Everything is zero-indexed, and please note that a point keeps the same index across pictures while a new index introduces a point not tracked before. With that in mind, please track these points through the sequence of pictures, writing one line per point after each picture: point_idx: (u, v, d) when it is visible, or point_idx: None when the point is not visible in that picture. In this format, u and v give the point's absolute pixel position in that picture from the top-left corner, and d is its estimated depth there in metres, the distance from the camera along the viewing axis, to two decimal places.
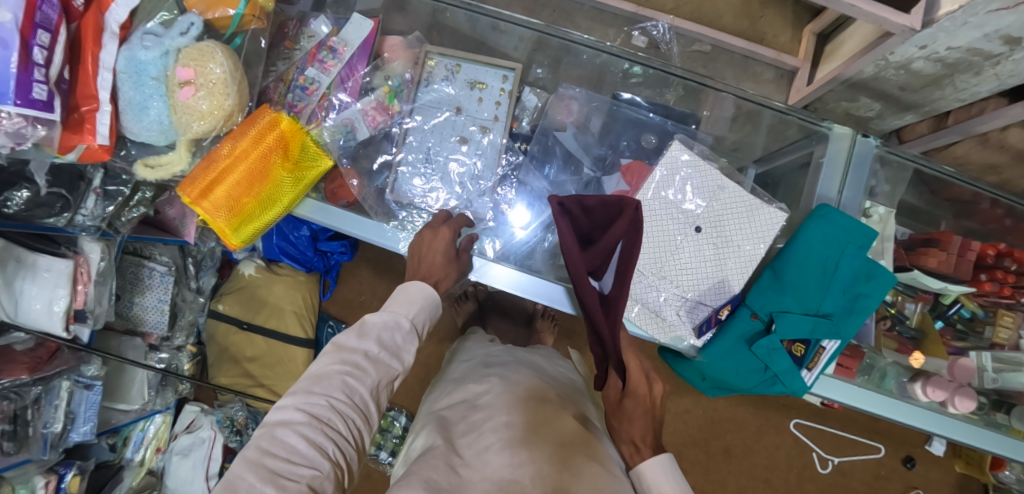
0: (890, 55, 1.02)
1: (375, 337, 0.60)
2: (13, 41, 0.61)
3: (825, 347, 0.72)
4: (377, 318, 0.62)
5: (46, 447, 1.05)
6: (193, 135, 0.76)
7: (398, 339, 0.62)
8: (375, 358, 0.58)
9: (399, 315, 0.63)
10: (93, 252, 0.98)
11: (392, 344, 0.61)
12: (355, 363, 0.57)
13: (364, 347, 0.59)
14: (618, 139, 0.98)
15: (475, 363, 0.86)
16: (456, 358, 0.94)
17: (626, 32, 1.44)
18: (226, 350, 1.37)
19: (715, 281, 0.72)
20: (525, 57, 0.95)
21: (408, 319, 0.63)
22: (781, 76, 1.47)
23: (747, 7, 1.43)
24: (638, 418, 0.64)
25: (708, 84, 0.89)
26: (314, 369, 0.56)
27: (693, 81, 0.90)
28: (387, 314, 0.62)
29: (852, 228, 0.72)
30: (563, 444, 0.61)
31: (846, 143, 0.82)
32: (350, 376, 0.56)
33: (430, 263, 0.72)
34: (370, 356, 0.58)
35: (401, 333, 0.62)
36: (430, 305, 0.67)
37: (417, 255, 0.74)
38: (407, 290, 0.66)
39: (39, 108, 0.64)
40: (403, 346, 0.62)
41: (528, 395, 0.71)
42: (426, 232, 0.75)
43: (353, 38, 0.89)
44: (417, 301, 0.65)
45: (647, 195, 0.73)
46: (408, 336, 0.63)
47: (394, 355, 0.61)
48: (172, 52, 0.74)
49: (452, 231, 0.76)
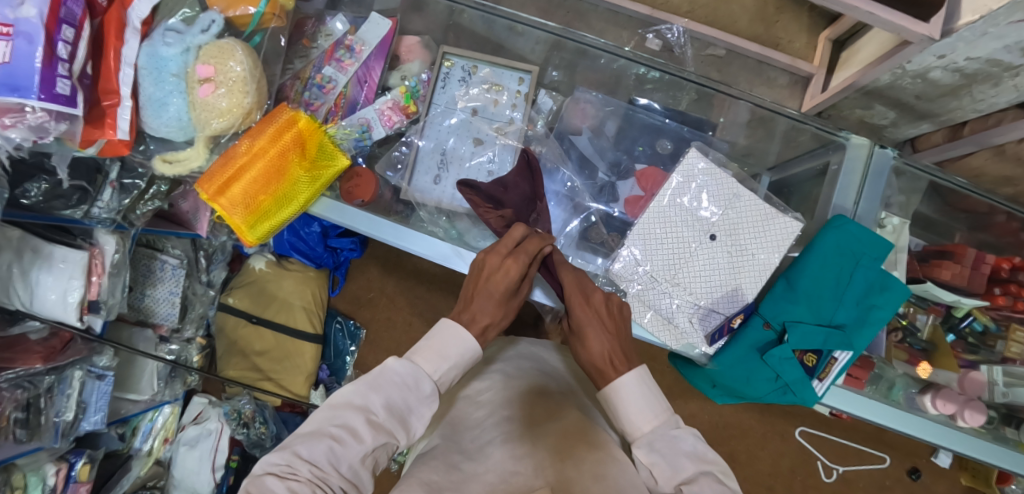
0: (907, 63, 1.01)
1: (384, 394, 0.55)
2: (37, 36, 0.62)
3: (837, 359, 0.71)
4: (398, 368, 0.57)
5: (58, 436, 1.05)
6: (211, 132, 0.77)
7: (409, 401, 0.56)
8: (376, 424, 0.54)
9: (421, 374, 0.57)
10: (108, 244, 1.00)
11: (401, 406, 0.56)
12: (351, 427, 0.53)
13: (370, 405, 0.55)
14: (632, 144, 0.96)
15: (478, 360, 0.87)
16: None
17: (640, 34, 1.44)
18: (235, 343, 1.38)
19: (728, 289, 0.71)
20: (541, 59, 0.95)
21: (430, 381, 0.57)
22: (795, 82, 1.46)
23: (763, 11, 1.43)
24: (593, 336, 0.63)
25: (721, 90, 0.88)
26: (309, 425, 0.54)
27: (706, 87, 0.90)
28: (409, 369, 0.57)
29: (868, 240, 0.71)
30: (564, 433, 0.61)
31: (863, 159, 0.79)
32: (339, 443, 0.52)
33: (482, 302, 0.62)
34: (370, 421, 0.54)
35: (416, 395, 0.57)
36: (465, 362, 0.59)
37: (474, 284, 0.64)
38: (449, 332, 0.59)
39: (62, 103, 0.65)
40: (414, 409, 0.57)
41: (530, 391, 0.71)
42: (492, 257, 0.64)
43: (372, 38, 0.92)
44: (449, 357, 0.58)
45: (663, 202, 0.73)
46: (425, 398, 0.57)
47: (400, 423, 0.56)
48: (192, 48, 0.75)
49: (520, 267, 0.63)
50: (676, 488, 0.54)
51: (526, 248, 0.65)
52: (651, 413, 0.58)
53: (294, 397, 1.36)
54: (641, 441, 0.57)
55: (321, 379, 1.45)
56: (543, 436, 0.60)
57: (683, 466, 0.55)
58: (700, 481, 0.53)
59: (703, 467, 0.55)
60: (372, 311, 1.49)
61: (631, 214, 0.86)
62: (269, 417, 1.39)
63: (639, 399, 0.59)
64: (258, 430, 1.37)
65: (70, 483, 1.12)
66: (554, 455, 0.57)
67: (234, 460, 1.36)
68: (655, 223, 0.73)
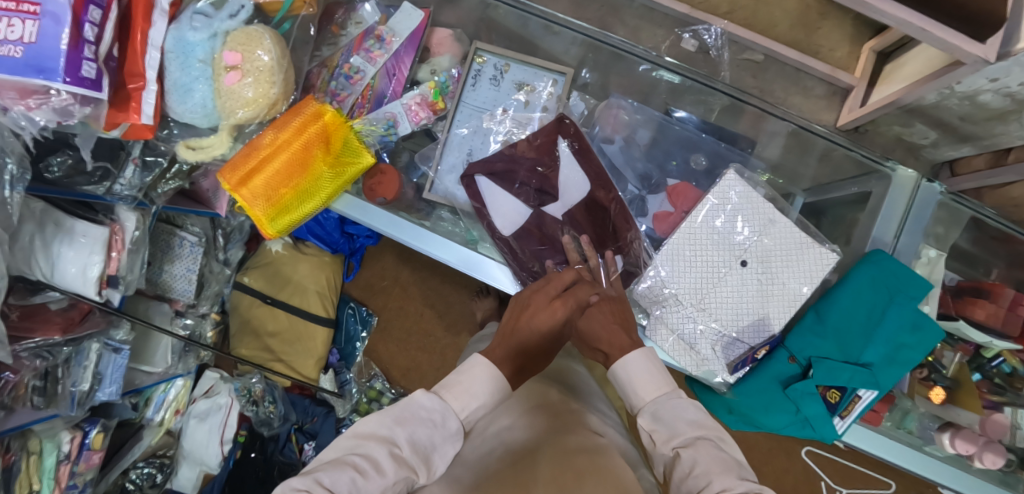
0: (956, 84, 0.97)
1: (410, 427, 0.49)
2: (63, 16, 0.60)
3: (862, 397, 0.69)
4: (426, 402, 0.51)
5: (74, 405, 1.07)
6: (236, 121, 0.76)
7: (434, 437, 0.50)
8: (398, 458, 0.48)
9: (449, 410, 0.51)
10: (128, 221, 0.99)
11: (426, 444, 0.50)
12: (374, 459, 0.46)
13: (394, 437, 0.49)
14: (666, 158, 0.90)
15: None
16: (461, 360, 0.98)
17: (676, 33, 1.39)
18: (249, 322, 1.39)
19: (755, 318, 0.69)
20: (576, 61, 0.92)
21: (458, 419, 0.52)
22: (834, 93, 1.41)
23: (806, 17, 1.36)
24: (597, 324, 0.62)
25: (747, 100, 0.88)
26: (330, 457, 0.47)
27: (733, 96, 0.88)
28: (436, 401, 0.52)
29: (906, 277, 0.69)
30: (569, 434, 0.61)
31: (908, 193, 0.75)
32: (360, 476, 0.45)
33: (521, 339, 0.59)
34: (394, 454, 0.48)
35: (441, 433, 0.51)
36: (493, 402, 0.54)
37: (514, 320, 0.61)
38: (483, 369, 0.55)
39: (87, 87, 0.63)
40: (438, 448, 0.50)
41: (532, 402, 0.71)
42: (538, 297, 0.62)
43: (402, 29, 0.90)
44: (479, 396, 0.53)
45: (695, 222, 0.70)
46: (450, 437, 0.51)
47: (423, 461, 0.49)
48: (220, 34, 0.74)
49: (567, 310, 0.61)
50: (674, 452, 0.49)
51: (573, 292, 0.64)
52: (655, 384, 0.55)
53: (303, 379, 1.37)
54: (645, 410, 0.53)
55: (332, 363, 1.46)
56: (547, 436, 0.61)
57: (681, 430, 0.49)
58: (698, 444, 0.47)
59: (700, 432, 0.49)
60: (386, 299, 1.49)
61: (662, 232, 0.80)
62: (279, 397, 1.40)
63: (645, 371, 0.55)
64: (266, 409, 1.39)
65: (83, 451, 1.13)
66: (568, 449, 0.56)
67: (241, 435, 1.39)
68: (683, 244, 0.70)
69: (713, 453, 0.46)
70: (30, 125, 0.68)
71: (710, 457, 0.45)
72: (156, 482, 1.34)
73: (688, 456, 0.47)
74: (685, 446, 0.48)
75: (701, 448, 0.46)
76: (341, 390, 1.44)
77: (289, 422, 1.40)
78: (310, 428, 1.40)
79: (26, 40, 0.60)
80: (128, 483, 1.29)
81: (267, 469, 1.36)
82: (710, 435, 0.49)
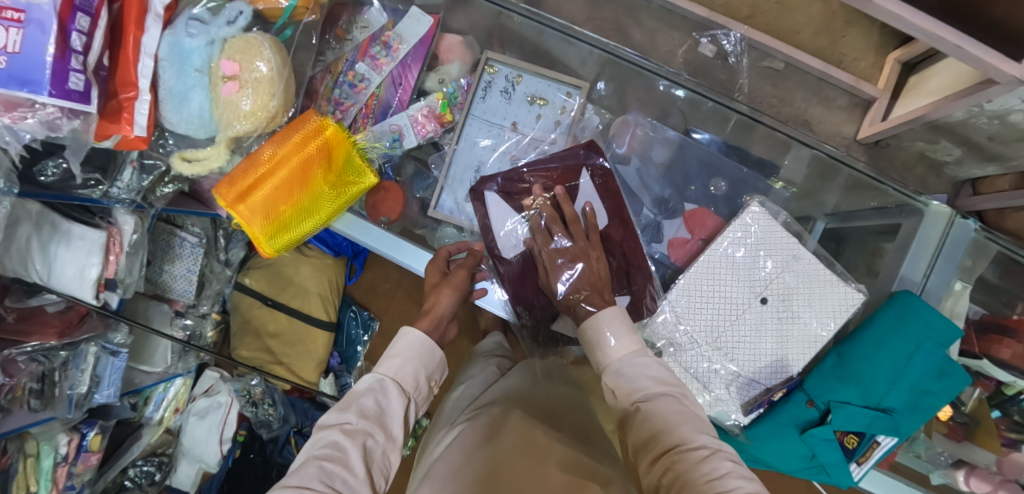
0: (986, 103, 0.94)
1: (355, 407, 0.59)
2: (49, 25, 0.57)
3: (880, 442, 0.67)
4: (362, 386, 0.62)
5: (70, 407, 1.04)
6: (234, 133, 0.72)
7: (381, 403, 0.60)
8: (351, 432, 0.56)
9: (383, 378, 0.63)
10: (127, 224, 0.96)
11: (375, 411, 0.59)
12: (335, 442, 0.54)
13: (346, 420, 0.57)
14: (685, 181, 0.86)
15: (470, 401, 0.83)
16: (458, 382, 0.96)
17: (694, 38, 1.31)
18: (249, 322, 1.36)
19: (773, 359, 0.67)
20: (593, 75, 0.87)
21: (393, 381, 0.63)
22: (856, 104, 1.33)
23: (828, 24, 1.29)
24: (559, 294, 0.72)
25: (761, 120, 0.82)
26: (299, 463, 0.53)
27: (744, 115, 0.83)
28: (372, 379, 0.63)
29: (938, 323, 0.65)
30: (563, 465, 0.60)
31: (941, 228, 0.74)
32: (326, 459, 0.52)
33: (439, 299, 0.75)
34: (347, 430, 0.56)
35: (388, 399, 0.61)
36: (419, 355, 0.66)
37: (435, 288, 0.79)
38: (408, 338, 0.67)
39: (75, 100, 0.60)
40: (389, 411, 0.60)
41: (518, 435, 0.66)
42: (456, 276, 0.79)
43: (410, 35, 0.86)
44: (405, 358, 0.65)
45: (715, 256, 0.67)
46: (397, 399, 0.62)
47: (378, 423, 0.58)
48: (217, 41, 0.70)
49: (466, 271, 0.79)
50: (635, 405, 0.58)
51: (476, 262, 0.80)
52: (624, 343, 0.63)
53: (303, 383, 1.34)
54: (610, 367, 0.62)
55: (332, 366, 1.44)
56: (541, 461, 0.60)
57: (644, 385, 0.59)
58: (658, 399, 0.57)
59: (664, 388, 0.58)
60: (387, 302, 1.48)
61: (677, 259, 0.77)
62: (278, 400, 1.38)
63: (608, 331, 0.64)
64: (265, 411, 1.37)
65: (82, 451, 1.13)
66: (568, 485, 0.55)
67: (240, 435, 1.38)
68: (701, 278, 0.67)
69: (674, 407, 0.57)
70: (15, 140, 0.66)
71: (670, 411, 0.56)
72: (156, 480, 1.34)
73: (649, 410, 0.56)
74: (646, 400, 0.58)
75: (662, 403, 0.57)
76: (340, 393, 1.42)
77: (289, 424, 1.38)
78: (309, 432, 1.38)
79: (9, 50, 0.57)
80: (127, 480, 1.29)
81: (265, 470, 1.36)
82: (672, 390, 0.59)
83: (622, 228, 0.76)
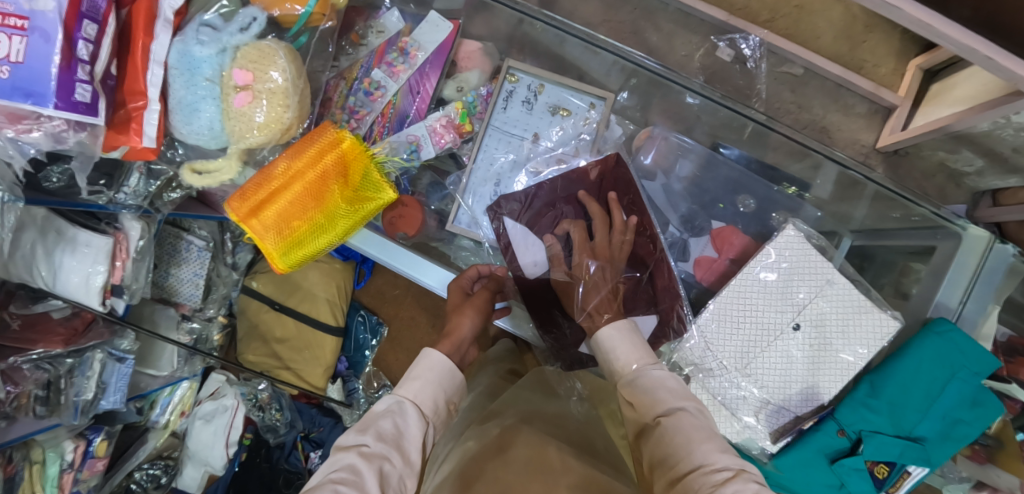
0: (1013, 114, 0.89)
1: (372, 429, 0.56)
2: (53, 34, 0.54)
3: (911, 473, 0.66)
4: (380, 407, 0.59)
5: (77, 413, 0.99)
6: (246, 145, 0.70)
7: (399, 425, 0.58)
8: (369, 455, 0.53)
9: (403, 400, 0.60)
10: (133, 230, 0.91)
11: (393, 433, 0.56)
12: (352, 465, 0.51)
13: (363, 441, 0.54)
14: (713, 200, 0.87)
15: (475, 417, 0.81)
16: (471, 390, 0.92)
17: (712, 42, 1.21)
18: (257, 327, 1.34)
19: (804, 386, 0.69)
20: (619, 86, 0.86)
21: (413, 402, 0.60)
22: (875, 112, 1.23)
23: (850, 29, 1.20)
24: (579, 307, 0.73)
25: (775, 129, 0.80)
26: (315, 481, 0.50)
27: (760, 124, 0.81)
28: (391, 399, 0.60)
29: (973, 352, 0.64)
30: (576, 487, 0.57)
31: (979, 253, 0.72)
32: (342, 483, 0.48)
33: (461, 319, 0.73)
34: (364, 453, 0.53)
35: (404, 421, 0.58)
36: (441, 375, 0.64)
37: (455, 304, 0.77)
38: (429, 359, 0.65)
39: (81, 112, 0.58)
40: (405, 433, 0.57)
41: (528, 452, 0.64)
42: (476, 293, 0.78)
43: (428, 42, 0.85)
44: (423, 376, 0.63)
45: (748, 282, 0.70)
46: (413, 421, 0.59)
47: (395, 445, 0.55)
48: (229, 49, 0.67)
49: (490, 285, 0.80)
50: (657, 420, 0.55)
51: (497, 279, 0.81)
52: (636, 356, 0.62)
53: (313, 388, 1.32)
54: (626, 379, 0.61)
55: (339, 372, 1.42)
56: (553, 482, 0.57)
57: (663, 398, 0.57)
58: (678, 413, 0.54)
59: (681, 402, 0.55)
60: (397, 308, 1.46)
61: (702, 278, 0.80)
62: (286, 405, 1.37)
63: (619, 346, 0.64)
64: (273, 416, 1.36)
65: (88, 458, 1.09)
66: None
67: (246, 439, 1.36)
68: (736, 304, 0.70)
69: (693, 422, 0.53)
70: (19, 154, 0.64)
71: (688, 427, 0.52)
72: (161, 483, 1.30)
73: (669, 425, 0.53)
74: (667, 415, 0.55)
75: (682, 417, 0.54)
76: (348, 399, 1.41)
77: (295, 430, 1.37)
78: (316, 437, 1.38)
79: (12, 59, 0.54)
80: (133, 484, 1.26)
81: (273, 476, 1.34)
82: (688, 404, 0.55)
83: (648, 245, 0.76)
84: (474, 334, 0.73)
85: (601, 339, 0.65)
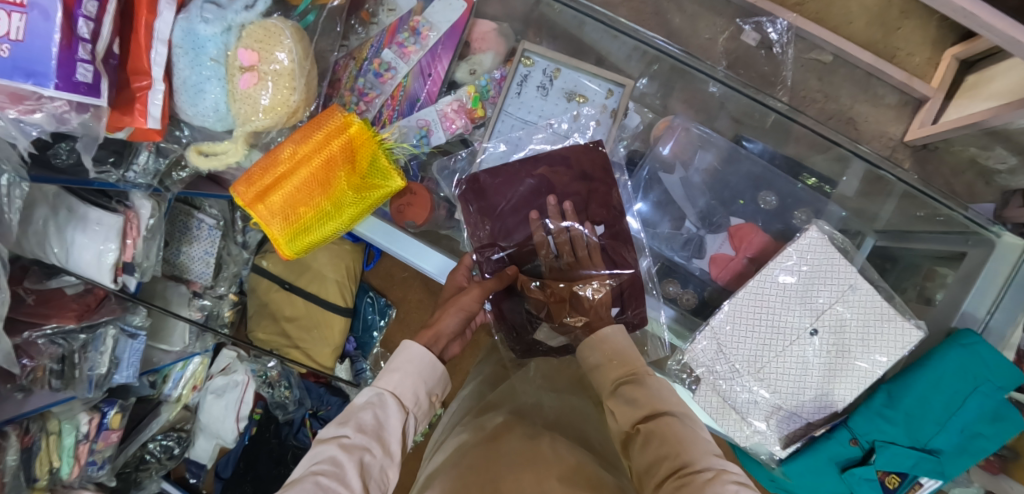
0: None
1: (353, 421, 0.55)
2: (53, 11, 0.52)
3: (922, 483, 0.66)
4: (361, 399, 0.59)
5: (91, 386, 0.99)
6: (252, 128, 0.68)
7: (380, 417, 0.57)
8: (349, 447, 0.53)
9: (383, 392, 0.59)
10: (144, 209, 0.90)
11: (372, 425, 0.56)
12: (332, 459, 0.51)
13: (342, 433, 0.54)
14: (733, 195, 0.84)
15: (473, 404, 0.81)
16: (473, 377, 0.93)
17: (737, 25, 1.15)
18: (266, 306, 1.34)
19: (819, 393, 0.68)
20: (638, 72, 0.83)
21: (394, 395, 0.59)
22: (906, 103, 1.17)
23: (886, 13, 1.13)
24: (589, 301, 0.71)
25: (796, 119, 0.80)
26: (295, 476, 0.51)
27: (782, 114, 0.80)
28: (371, 392, 0.59)
29: (999, 366, 0.61)
30: (565, 476, 0.56)
31: (1011, 263, 0.69)
32: (323, 475, 0.49)
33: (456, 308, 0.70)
34: (344, 444, 0.53)
35: (387, 412, 0.58)
36: (423, 371, 0.62)
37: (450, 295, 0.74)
38: (408, 351, 0.63)
39: (83, 93, 0.56)
40: (386, 424, 0.57)
41: (523, 446, 0.62)
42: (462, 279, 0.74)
43: (441, 21, 0.82)
44: (410, 372, 0.61)
45: (765, 285, 0.68)
46: (398, 413, 0.58)
47: (376, 437, 0.55)
48: (234, 28, 0.64)
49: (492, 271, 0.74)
50: (636, 428, 0.54)
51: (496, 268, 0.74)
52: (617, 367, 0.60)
53: (320, 368, 1.33)
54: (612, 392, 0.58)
55: (348, 352, 1.44)
56: (545, 472, 0.56)
57: (647, 404, 0.54)
58: (662, 418, 0.52)
59: (668, 407, 0.53)
60: (406, 291, 1.46)
61: (717, 276, 0.79)
62: (294, 383, 1.38)
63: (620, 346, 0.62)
64: (281, 393, 1.37)
65: (103, 429, 1.09)
66: None
67: (257, 413, 1.39)
68: (752, 306, 0.68)
69: (678, 429, 0.51)
70: (21, 136, 0.63)
71: (676, 433, 0.50)
72: (175, 454, 1.34)
73: (648, 431, 0.52)
74: (645, 423, 0.53)
75: (668, 426, 0.51)
76: (356, 379, 1.43)
77: (304, 407, 1.38)
78: (325, 415, 1.39)
79: (12, 37, 0.53)
80: (147, 454, 1.29)
81: (281, 451, 1.38)
82: (674, 409, 0.53)
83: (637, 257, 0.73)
84: (457, 330, 0.69)
85: (606, 337, 0.63)
